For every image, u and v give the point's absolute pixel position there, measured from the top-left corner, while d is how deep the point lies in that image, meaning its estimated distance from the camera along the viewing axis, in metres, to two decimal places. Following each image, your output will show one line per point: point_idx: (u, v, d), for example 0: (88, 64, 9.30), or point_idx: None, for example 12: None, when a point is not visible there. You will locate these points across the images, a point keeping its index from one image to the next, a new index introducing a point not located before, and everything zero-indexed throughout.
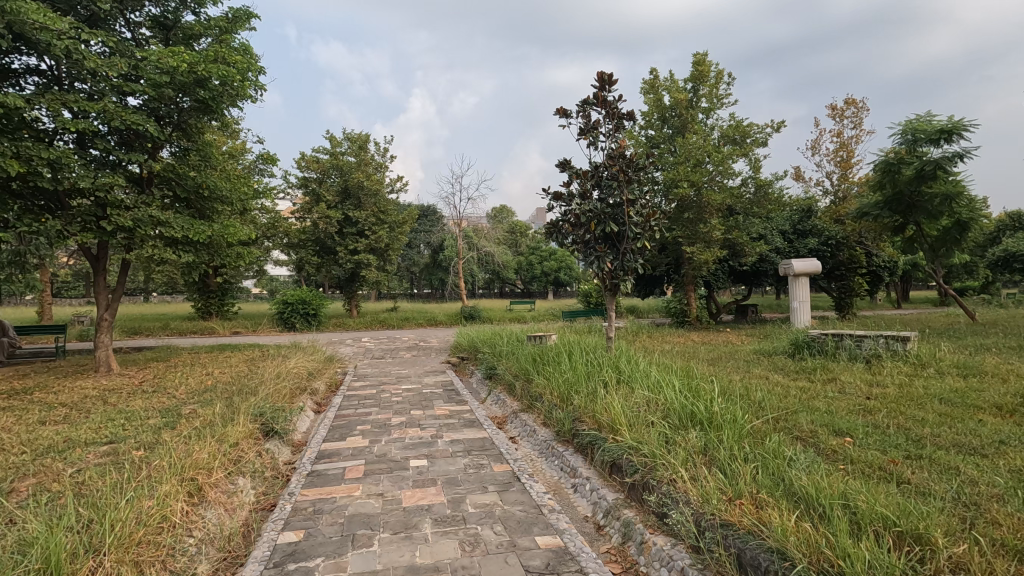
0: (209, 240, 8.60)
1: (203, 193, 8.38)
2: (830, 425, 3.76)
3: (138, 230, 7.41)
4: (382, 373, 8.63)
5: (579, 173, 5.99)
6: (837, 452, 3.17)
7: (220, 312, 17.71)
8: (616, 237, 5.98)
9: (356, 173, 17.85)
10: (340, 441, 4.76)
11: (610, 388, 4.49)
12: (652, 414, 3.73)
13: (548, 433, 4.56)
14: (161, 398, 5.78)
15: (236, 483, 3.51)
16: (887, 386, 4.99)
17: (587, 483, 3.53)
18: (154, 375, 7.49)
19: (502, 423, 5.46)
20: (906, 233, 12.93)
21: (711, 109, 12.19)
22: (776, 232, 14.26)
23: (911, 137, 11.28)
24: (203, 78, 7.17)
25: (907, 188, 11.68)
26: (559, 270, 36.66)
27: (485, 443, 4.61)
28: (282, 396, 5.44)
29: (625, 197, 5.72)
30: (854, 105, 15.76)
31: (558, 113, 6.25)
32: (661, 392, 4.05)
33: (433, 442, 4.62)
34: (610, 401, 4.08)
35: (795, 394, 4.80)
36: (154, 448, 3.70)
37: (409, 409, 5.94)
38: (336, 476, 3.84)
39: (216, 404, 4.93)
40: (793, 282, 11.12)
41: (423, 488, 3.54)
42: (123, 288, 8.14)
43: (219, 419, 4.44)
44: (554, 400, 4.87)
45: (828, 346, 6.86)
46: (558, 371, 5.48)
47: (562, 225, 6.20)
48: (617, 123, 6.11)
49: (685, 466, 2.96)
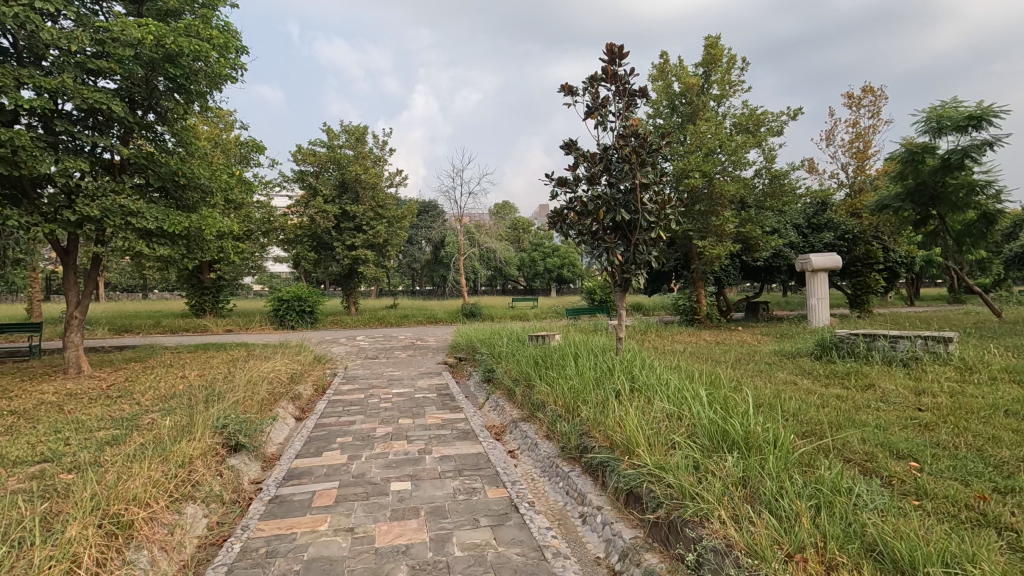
0: (187, 232, 7.99)
1: (180, 182, 7.80)
2: (888, 446, 3.16)
3: (106, 221, 6.80)
4: (373, 375, 8.04)
5: (586, 156, 5.38)
6: (906, 484, 2.59)
7: (214, 309, 17.15)
8: (627, 227, 5.36)
9: (353, 166, 17.22)
10: (315, 457, 4.18)
11: (623, 398, 3.90)
12: (675, 432, 3.14)
13: (551, 448, 4.00)
14: (123, 405, 5.21)
15: (181, 515, 2.95)
16: (938, 395, 4.38)
17: (597, 514, 2.96)
18: (126, 378, 6.91)
19: (500, 434, 4.88)
20: (927, 226, 12.29)
21: (723, 95, 11.55)
22: (789, 226, 13.63)
23: (936, 124, 10.66)
24: (174, 53, 6.52)
25: (930, 179, 11.04)
26: (562, 266, 36.24)
27: (479, 460, 4.03)
28: (255, 403, 4.88)
29: (637, 181, 5.10)
30: (872, 92, 15.02)
31: (562, 91, 5.66)
32: (685, 405, 3.45)
33: (419, 459, 4.03)
34: (624, 415, 3.50)
35: (833, 404, 4.22)
36: (87, 471, 3.14)
37: (397, 417, 5.35)
38: (302, 503, 3.26)
39: (177, 414, 4.38)
40: (810, 278, 10.47)
41: (402, 522, 2.95)
42: (93, 284, 7.52)
43: (176, 432, 3.88)
44: (558, 410, 4.30)
45: (858, 347, 6.24)
46: (562, 376, 4.89)
47: (566, 214, 5.61)
48: (627, 101, 5.52)
49: (724, 505, 2.38)
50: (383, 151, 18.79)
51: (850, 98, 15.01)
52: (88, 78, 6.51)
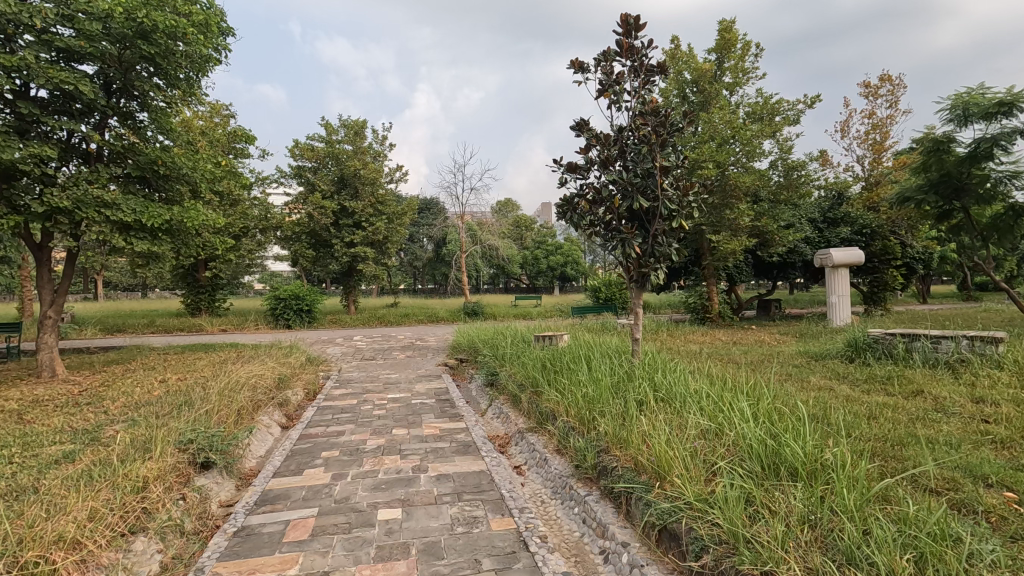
0: (168, 226, 7.47)
1: (161, 171, 7.28)
2: (971, 469, 2.63)
3: (78, 213, 6.30)
4: (368, 378, 7.54)
5: (599, 137, 4.85)
6: (1013, 526, 2.08)
7: (210, 308, 16.68)
8: (645, 216, 4.84)
9: (351, 161, 16.67)
10: (295, 475, 3.67)
11: (646, 409, 3.40)
12: (715, 455, 2.65)
13: (563, 466, 3.51)
14: (87, 415, 4.71)
15: (122, 557, 2.48)
16: (1001, 404, 3.85)
17: (622, 553, 2.46)
18: (102, 383, 6.41)
19: (505, 447, 4.38)
20: (951, 220, 11.69)
21: (737, 83, 10.99)
22: (805, 221, 13.05)
23: (962, 112, 10.08)
24: (148, 29, 6.03)
25: (956, 169, 10.43)
26: (565, 265, 35.83)
27: (481, 480, 3.51)
28: (232, 413, 4.39)
29: (657, 163, 4.56)
30: (890, 80, 14.42)
31: (572, 67, 5.13)
32: (723, 419, 2.94)
33: (413, 479, 3.52)
34: (651, 431, 3.00)
35: (884, 415, 3.69)
36: (14, 501, 2.67)
37: (390, 427, 4.85)
38: (272, 537, 2.76)
39: (141, 426, 3.90)
40: (831, 274, 9.90)
41: (389, 565, 2.44)
42: (68, 282, 7.02)
43: (132, 448, 3.38)
44: (570, 421, 3.79)
45: (897, 349, 5.69)
46: (574, 381, 4.37)
47: (577, 202, 5.07)
48: (644, 77, 5.00)
49: (793, 555, 1.89)
50: (383, 146, 18.29)
51: (866, 88, 14.41)
52: (62, 60, 6.12)
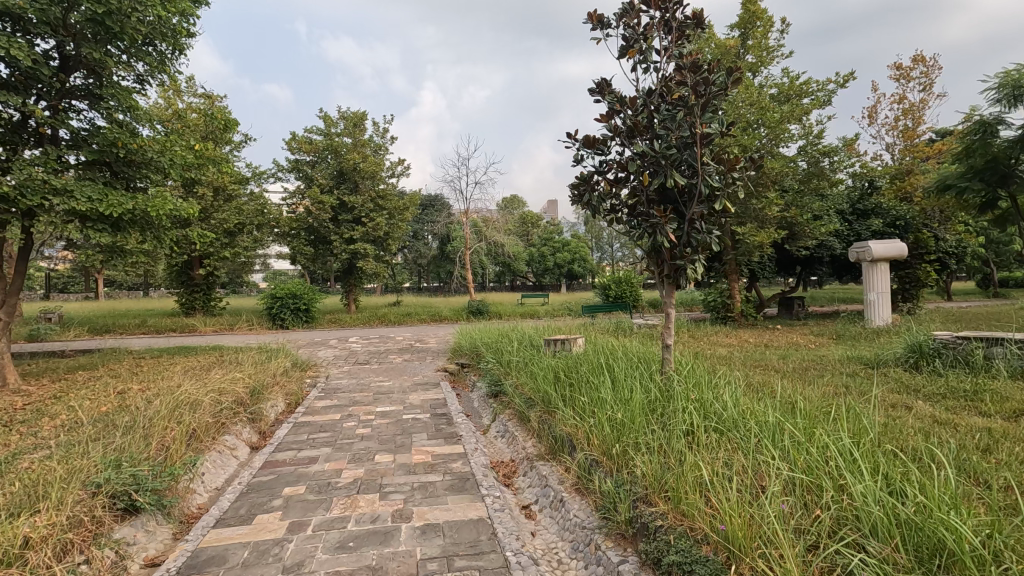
0: (132, 216, 6.65)
1: (123, 156, 6.50)
2: None
3: (20, 200, 5.53)
4: (359, 387, 6.72)
5: (624, 102, 4.03)
6: None
7: (205, 308, 15.95)
8: (681, 198, 4.01)
9: (350, 154, 15.89)
10: (243, 524, 2.86)
11: (700, 446, 2.57)
12: (819, 525, 1.83)
13: (585, 513, 2.70)
14: (10, 439, 3.94)
15: None
16: None
17: None
18: (54, 394, 5.63)
19: (511, 481, 3.55)
20: (996, 210, 10.71)
21: (761, 62, 10.13)
22: (833, 212, 12.16)
23: (1013, 91, 9.12)
24: None
25: (1004, 155, 9.42)
26: (573, 261, 34.60)
27: (480, 535, 2.68)
28: (178, 435, 3.59)
29: (697, 127, 3.70)
30: (924, 61, 13.41)
31: (589, 21, 4.31)
32: (818, 469, 2.11)
33: (391, 533, 2.71)
34: (715, 484, 2.17)
35: (1004, 446, 2.85)
36: None
37: (373, 453, 4.03)
38: None
39: (54, 458, 3.10)
40: (871, 269, 8.98)
41: None
42: (20, 278, 6.27)
43: (23, 496, 2.59)
44: (593, 454, 2.96)
45: (976, 358, 4.78)
46: (595, 399, 3.55)
47: (596, 181, 4.25)
48: (676, 32, 4.18)
49: None
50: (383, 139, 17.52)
51: (897, 70, 13.43)
52: (17, 32, 5.49)
